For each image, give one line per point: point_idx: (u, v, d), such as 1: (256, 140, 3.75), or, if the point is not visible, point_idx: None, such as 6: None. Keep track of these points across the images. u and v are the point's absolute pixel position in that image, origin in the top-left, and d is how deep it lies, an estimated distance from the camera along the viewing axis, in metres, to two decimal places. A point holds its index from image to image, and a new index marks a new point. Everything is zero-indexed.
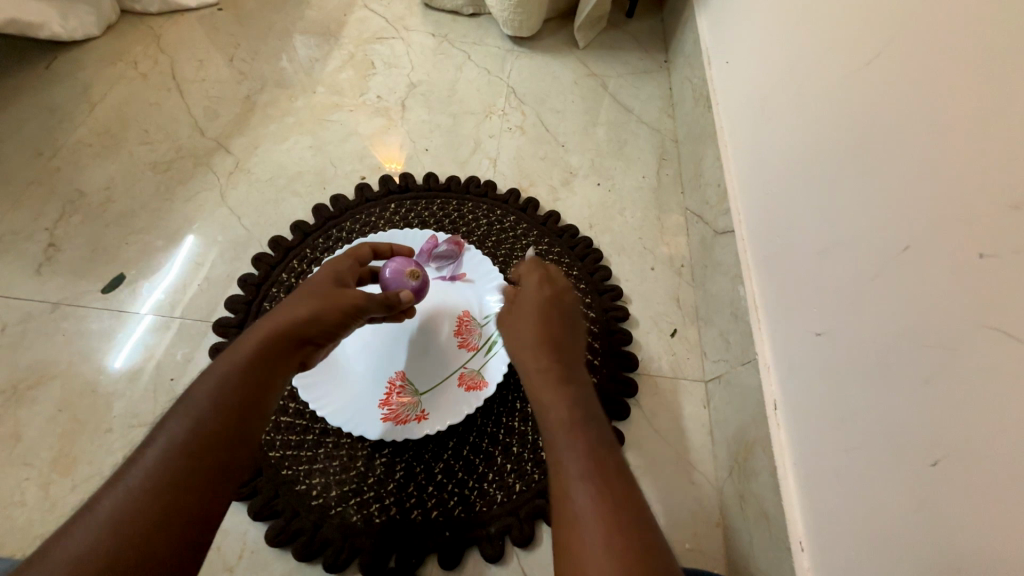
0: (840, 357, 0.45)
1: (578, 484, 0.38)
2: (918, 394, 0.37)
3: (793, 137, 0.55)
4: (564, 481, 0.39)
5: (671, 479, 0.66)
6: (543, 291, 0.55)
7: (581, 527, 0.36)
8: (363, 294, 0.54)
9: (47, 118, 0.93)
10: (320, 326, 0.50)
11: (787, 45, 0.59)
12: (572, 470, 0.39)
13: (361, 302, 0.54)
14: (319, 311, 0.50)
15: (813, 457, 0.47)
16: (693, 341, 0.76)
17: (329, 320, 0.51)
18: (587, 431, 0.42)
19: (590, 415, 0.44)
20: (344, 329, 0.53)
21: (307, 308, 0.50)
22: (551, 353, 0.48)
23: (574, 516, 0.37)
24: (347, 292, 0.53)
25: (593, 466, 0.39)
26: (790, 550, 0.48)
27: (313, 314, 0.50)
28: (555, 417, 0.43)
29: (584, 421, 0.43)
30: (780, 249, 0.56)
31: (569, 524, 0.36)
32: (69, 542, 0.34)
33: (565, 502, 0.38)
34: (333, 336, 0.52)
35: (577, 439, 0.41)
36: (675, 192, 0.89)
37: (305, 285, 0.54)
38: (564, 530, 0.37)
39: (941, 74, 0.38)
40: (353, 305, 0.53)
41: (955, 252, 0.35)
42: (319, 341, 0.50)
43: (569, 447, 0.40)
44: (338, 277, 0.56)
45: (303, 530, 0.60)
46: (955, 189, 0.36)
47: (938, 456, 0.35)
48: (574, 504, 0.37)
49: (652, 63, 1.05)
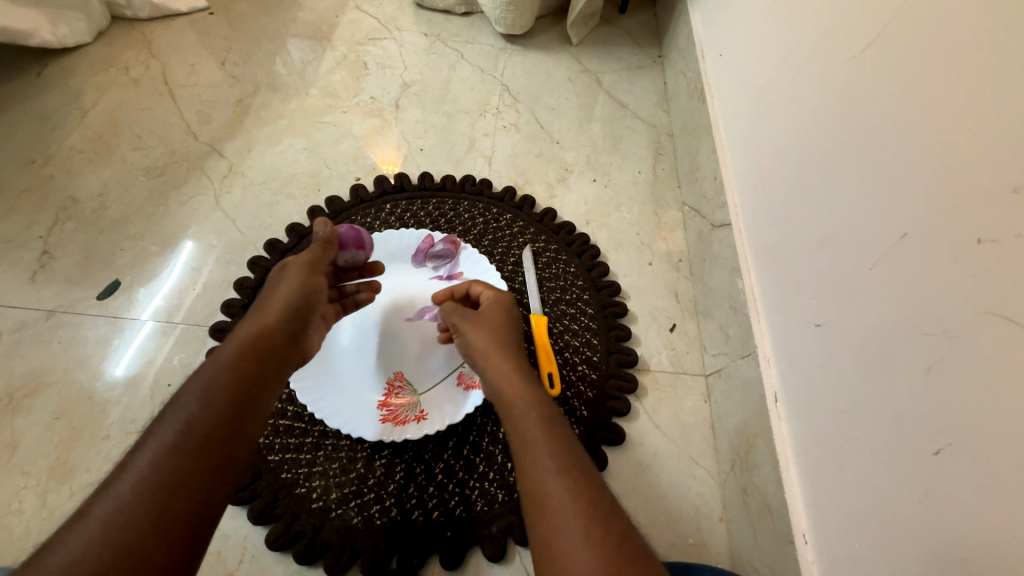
0: (840, 349, 0.44)
1: (554, 479, 0.39)
2: (919, 382, 0.37)
3: (789, 128, 0.55)
4: (533, 481, 0.40)
5: (673, 475, 0.65)
6: (503, 303, 0.61)
7: (556, 522, 0.37)
8: (306, 257, 0.58)
9: (38, 126, 0.93)
10: (301, 304, 0.54)
11: (780, 36, 0.59)
12: (543, 467, 0.40)
13: (309, 266, 0.58)
14: (288, 300, 0.53)
15: (814, 449, 0.46)
16: (693, 335, 0.75)
17: (302, 294, 0.55)
18: (558, 431, 0.44)
19: (558, 417, 0.45)
20: (317, 296, 0.56)
21: (281, 300, 0.53)
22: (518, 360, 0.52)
23: (554, 515, 0.37)
24: (293, 270, 0.57)
25: (564, 463, 0.40)
26: (793, 542, 0.48)
27: (284, 301, 0.53)
28: (522, 415, 0.45)
29: (551, 421, 0.44)
30: (776, 241, 0.56)
31: (545, 522, 0.38)
32: (62, 549, 0.34)
33: (538, 497, 0.39)
34: (312, 307, 0.55)
35: (553, 435, 0.43)
36: (672, 186, 0.89)
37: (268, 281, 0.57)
38: (542, 530, 0.37)
39: (936, 60, 0.37)
40: (307, 268, 0.57)
41: (955, 238, 0.35)
42: (303, 318, 0.54)
43: (543, 443, 0.42)
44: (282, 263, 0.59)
45: (304, 534, 0.60)
46: (952, 178, 0.36)
47: (940, 444, 0.35)
48: (552, 499, 0.38)
49: (646, 59, 1.05)
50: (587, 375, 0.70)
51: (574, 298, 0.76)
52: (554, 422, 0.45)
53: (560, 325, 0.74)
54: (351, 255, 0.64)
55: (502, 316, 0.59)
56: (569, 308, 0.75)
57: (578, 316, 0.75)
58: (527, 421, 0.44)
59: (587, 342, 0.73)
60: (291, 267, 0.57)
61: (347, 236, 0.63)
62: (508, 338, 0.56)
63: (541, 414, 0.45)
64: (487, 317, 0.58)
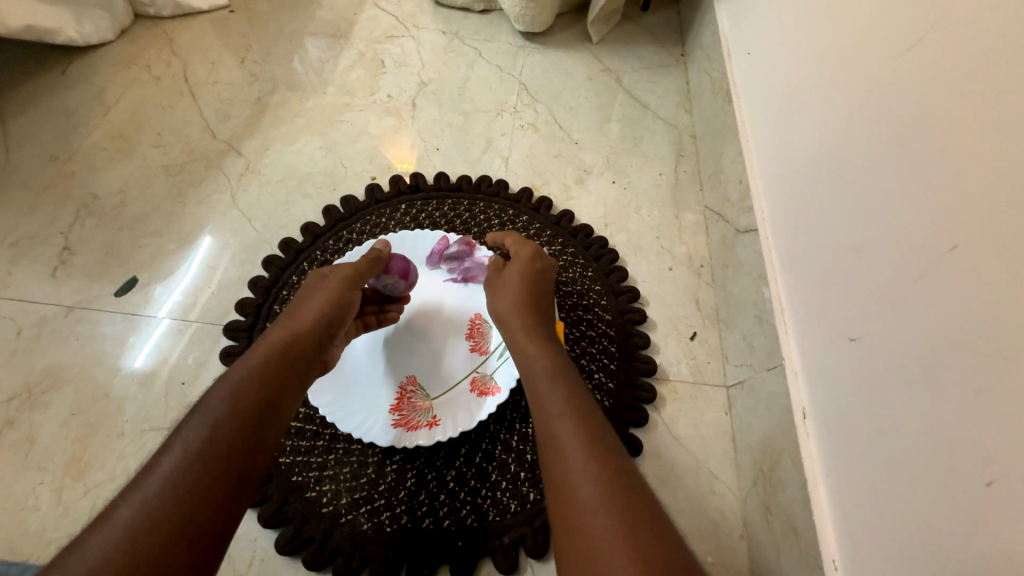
0: (875, 365, 0.42)
1: (583, 484, 0.40)
2: (968, 405, 0.34)
3: (823, 131, 0.53)
4: (566, 484, 0.41)
5: (692, 488, 0.63)
6: (525, 259, 0.63)
7: (584, 524, 0.38)
8: (349, 272, 0.60)
9: (62, 122, 0.94)
10: (333, 316, 0.56)
11: (813, 37, 0.57)
12: (575, 468, 0.41)
13: (349, 280, 0.60)
14: (320, 311, 0.55)
15: (847, 469, 0.44)
16: (714, 344, 0.73)
17: (336, 306, 0.57)
18: (591, 428, 0.44)
19: (594, 414, 0.46)
20: (350, 310, 0.58)
21: (313, 311, 0.55)
22: (551, 353, 0.52)
23: (582, 516, 0.38)
24: (331, 284, 0.59)
25: (598, 465, 0.41)
26: (822, 567, 0.46)
27: (318, 312, 0.55)
28: (555, 414, 0.46)
29: (582, 421, 0.44)
30: (806, 248, 0.54)
31: (578, 520, 0.38)
32: (85, 551, 0.35)
33: (570, 501, 0.40)
34: (343, 320, 0.57)
35: (581, 432, 0.43)
36: (694, 189, 0.87)
37: (301, 290, 0.60)
38: (573, 529, 0.38)
39: (988, 66, 0.35)
40: (347, 282, 0.59)
41: (1011, 253, 0.33)
42: (333, 330, 0.56)
43: (572, 440, 0.43)
44: (321, 274, 0.61)
45: (314, 538, 0.59)
46: (1006, 189, 0.33)
47: (991, 475, 0.32)
48: (582, 499, 0.39)
49: (668, 57, 1.03)
50: (604, 384, 0.69)
51: (592, 303, 0.75)
52: (587, 420, 0.45)
53: (577, 330, 0.72)
54: (393, 282, 0.65)
55: (524, 274, 0.61)
56: (585, 314, 0.74)
57: (595, 322, 0.73)
58: (557, 421, 0.45)
59: (604, 349, 0.71)
60: (329, 280, 0.60)
61: (395, 264, 0.66)
62: (532, 296, 0.59)
63: (574, 412, 0.45)
64: (508, 276, 0.61)
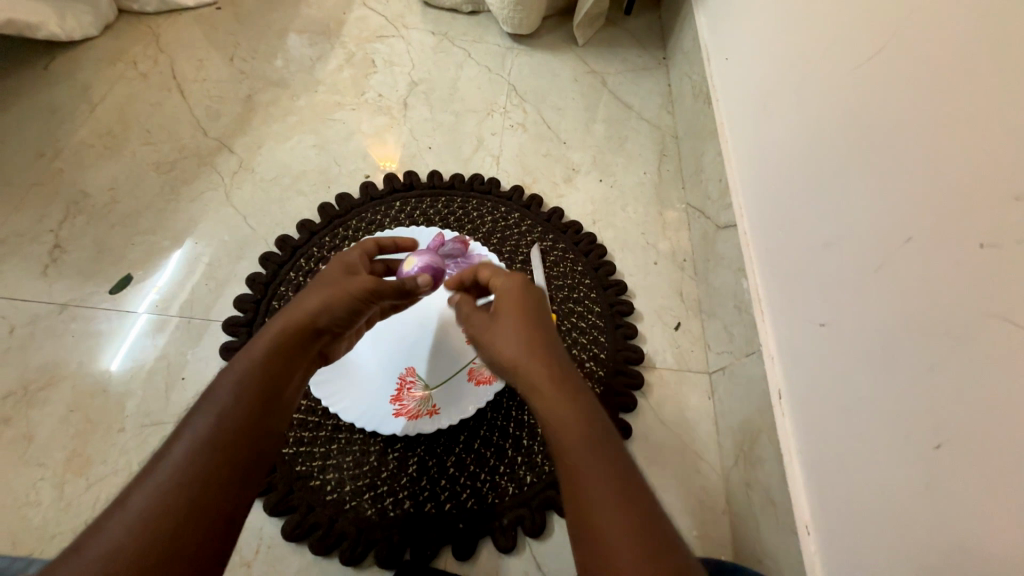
0: (840, 346, 0.46)
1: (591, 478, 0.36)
2: (921, 378, 0.38)
3: (795, 131, 0.56)
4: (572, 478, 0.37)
5: (677, 469, 0.67)
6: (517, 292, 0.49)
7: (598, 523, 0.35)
8: (371, 279, 0.58)
9: (47, 119, 0.94)
10: (338, 313, 0.56)
11: (785, 44, 0.60)
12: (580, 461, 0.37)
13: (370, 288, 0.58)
14: (323, 305, 0.55)
15: (817, 442, 0.48)
16: (697, 334, 0.77)
17: (343, 304, 0.56)
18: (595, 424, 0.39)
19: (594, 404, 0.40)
20: (361, 313, 0.59)
21: (320, 306, 0.55)
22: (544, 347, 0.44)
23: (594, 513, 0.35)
24: (344, 284, 0.57)
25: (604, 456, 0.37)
26: (797, 535, 0.50)
27: (328, 305, 0.55)
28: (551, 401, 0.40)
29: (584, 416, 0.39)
30: (781, 241, 0.58)
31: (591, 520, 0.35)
32: (103, 535, 0.37)
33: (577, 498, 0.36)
34: (350, 318, 0.57)
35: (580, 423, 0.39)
36: (677, 187, 0.91)
37: (317, 277, 0.59)
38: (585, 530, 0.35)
39: (937, 75, 0.39)
40: (368, 286, 0.58)
41: (958, 243, 0.37)
42: (337, 326, 0.56)
43: (574, 434, 0.38)
44: (347, 267, 0.60)
45: (320, 524, 0.62)
46: (954, 184, 0.37)
47: (940, 439, 0.36)
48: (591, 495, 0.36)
49: (651, 60, 1.06)
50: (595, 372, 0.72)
51: (582, 296, 0.78)
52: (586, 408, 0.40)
53: (568, 322, 0.76)
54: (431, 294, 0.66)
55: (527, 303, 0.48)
56: (576, 306, 0.77)
57: (585, 314, 0.77)
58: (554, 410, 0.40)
59: (595, 340, 0.75)
60: (349, 278, 0.58)
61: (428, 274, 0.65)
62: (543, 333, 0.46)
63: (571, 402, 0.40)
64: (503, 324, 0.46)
